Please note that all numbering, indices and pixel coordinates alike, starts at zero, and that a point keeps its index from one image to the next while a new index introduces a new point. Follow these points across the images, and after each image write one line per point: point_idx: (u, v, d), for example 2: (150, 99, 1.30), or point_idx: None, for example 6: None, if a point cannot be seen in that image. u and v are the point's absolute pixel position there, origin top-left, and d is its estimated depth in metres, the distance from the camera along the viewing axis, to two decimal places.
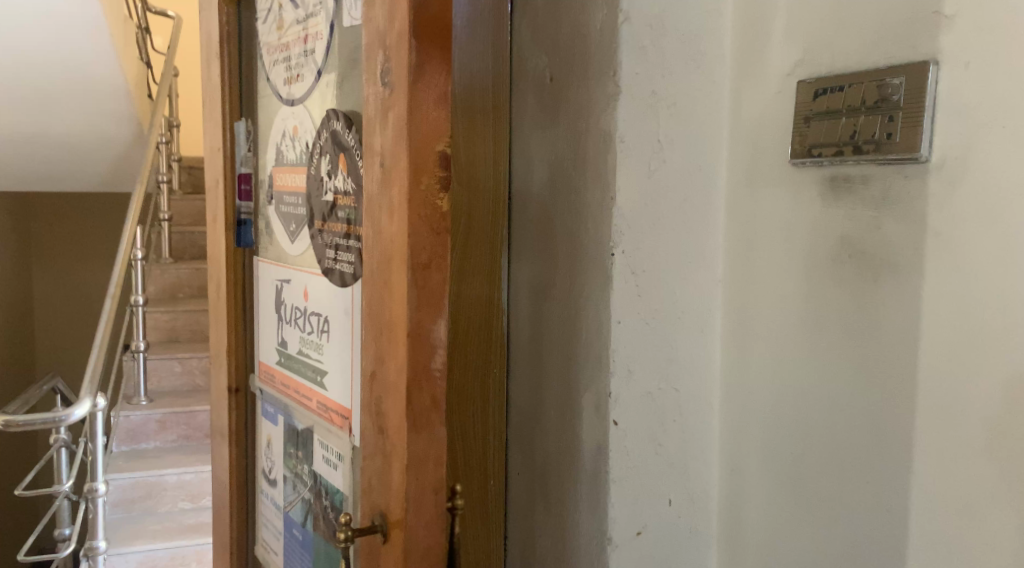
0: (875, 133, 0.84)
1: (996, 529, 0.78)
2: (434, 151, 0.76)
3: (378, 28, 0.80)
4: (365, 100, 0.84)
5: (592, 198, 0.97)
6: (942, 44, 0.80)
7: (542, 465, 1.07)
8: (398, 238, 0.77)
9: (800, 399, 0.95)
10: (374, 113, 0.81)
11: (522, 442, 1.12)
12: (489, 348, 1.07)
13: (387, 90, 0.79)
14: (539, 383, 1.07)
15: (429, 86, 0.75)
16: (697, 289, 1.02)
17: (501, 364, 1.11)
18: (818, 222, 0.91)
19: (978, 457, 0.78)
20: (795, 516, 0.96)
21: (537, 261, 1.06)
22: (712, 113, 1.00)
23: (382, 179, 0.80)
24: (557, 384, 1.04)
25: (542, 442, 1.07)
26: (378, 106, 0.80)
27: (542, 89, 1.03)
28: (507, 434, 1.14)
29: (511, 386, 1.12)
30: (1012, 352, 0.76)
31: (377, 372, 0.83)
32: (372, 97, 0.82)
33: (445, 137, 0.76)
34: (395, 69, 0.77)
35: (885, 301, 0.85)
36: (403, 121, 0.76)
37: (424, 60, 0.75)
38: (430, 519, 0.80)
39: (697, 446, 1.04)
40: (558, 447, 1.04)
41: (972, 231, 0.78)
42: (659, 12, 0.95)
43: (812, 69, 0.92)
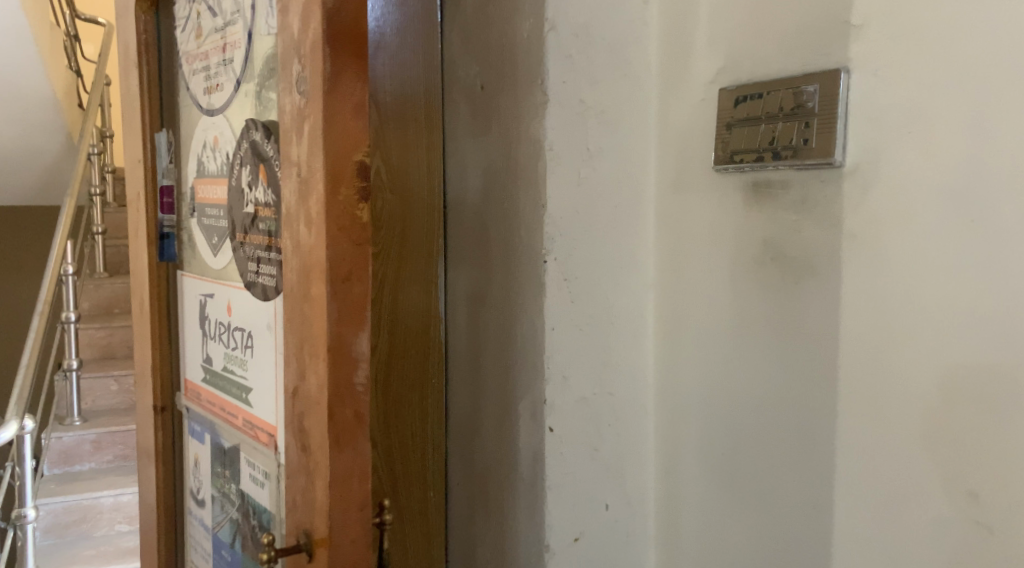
0: (793, 139, 0.86)
1: (915, 522, 0.80)
2: (352, 161, 0.75)
3: (294, 37, 0.78)
4: (281, 111, 0.82)
5: (525, 206, 0.97)
6: (855, 52, 0.82)
7: (481, 475, 1.07)
8: (316, 250, 0.76)
9: (730, 400, 0.96)
10: (291, 124, 0.79)
11: (461, 452, 1.11)
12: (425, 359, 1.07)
13: (302, 99, 0.77)
14: (475, 393, 1.07)
15: (345, 96, 0.75)
16: (629, 294, 1.03)
17: (438, 375, 1.10)
18: (744, 226, 0.93)
19: (897, 453, 0.80)
20: (729, 516, 0.97)
21: (471, 270, 1.06)
22: (639, 121, 1.02)
23: (299, 190, 0.79)
24: (494, 393, 1.04)
25: (480, 451, 1.07)
26: (293, 115, 0.79)
27: (473, 98, 1.04)
28: (447, 445, 1.13)
29: (450, 396, 1.12)
30: (925, 350, 0.78)
31: (298, 388, 0.81)
32: (288, 107, 0.80)
33: (364, 147, 0.76)
34: (310, 78, 0.76)
35: (807, 302, 0.87)
36: (319, 131, 0.75)
37: (340, 69, 0.74)
38: (356, 537, 0.79)
39: (633, 450, 1.05)
40: (497, 456, 1.04)
41: (886, 233, 0.80)
42: (584, 21, 0.95)
43: (734, 77, 0.93)
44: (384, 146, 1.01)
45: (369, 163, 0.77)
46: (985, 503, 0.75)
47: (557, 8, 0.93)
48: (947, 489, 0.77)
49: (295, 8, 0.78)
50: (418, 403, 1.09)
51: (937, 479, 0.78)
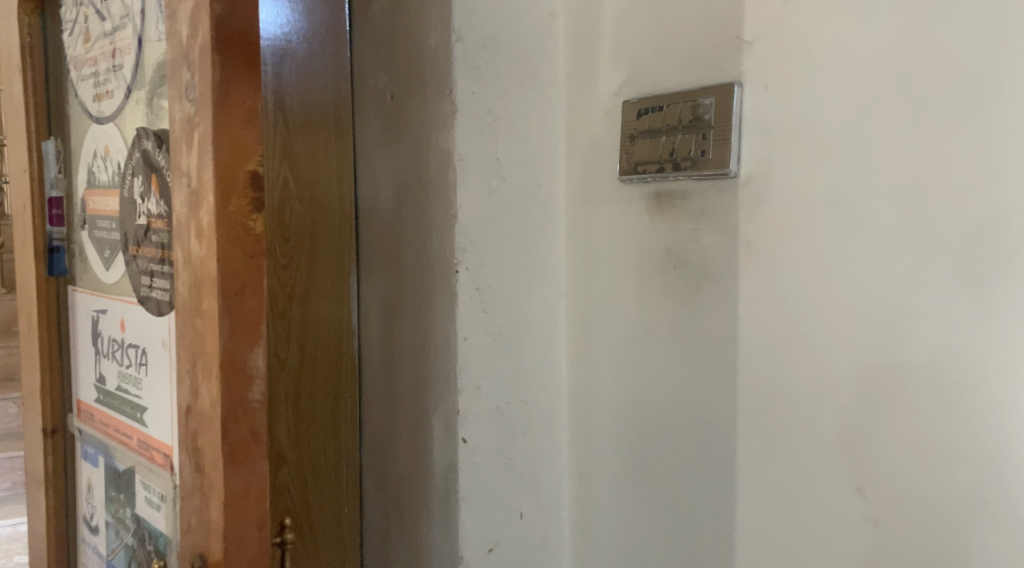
0: (691, 150, 0.88)
1: (809, 520, 0.83)
2: (243, 170, 0.74)
3: (182, 44, 0.76)
4: (171, 118, 0.79)
5: (437, 216, 0.97)
6: (749, 66, 0.85)
7: (396, 489, 1.06)
8: (208, 262, 0.74)
9: (640, 406, 0.98)
10: (181, 132, 0.77)
11: (376, 466, 1.09)
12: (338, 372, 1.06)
13: (191, 107, 0.75)
14: (389, 405, 1.05)
15: (236, 103, 0.73)
16: (540, 303, 1.03)
17: (352, 389, 1.08)
18: (649, 235, 0.95)
19: (795, 453, 0.83)
20: (640, 520, 0.99)
21: (383, 282, 1.05)
22: (548, 132, 1.02)
23: (189, 201, 0.76)
24: (407, 405, 1.03)
25: (394, 465, 1.06)
26: (183, 123, 0.76)
27: (382, 106, 1.03)
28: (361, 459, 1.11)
29: (364, 410, 1.10)
30: (819, 353, 0.81)
31: (190, 405, 0.79)
32: (179, 115, 0.77)
33: (257, 156, 0.74)
34: (199, 85, 0.74)
35: (709, 308, 0.89)
36: (208, 140, 0.73)
37: (230, 77, 0.73)
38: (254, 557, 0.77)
39: (547, 458, 1.05)
40: (411, 469, 1.03)
41: (780, 240, 0.83)
42: (491, 32, 0.96)
43: (636, 90, 0.95)
44: (292, 158, 1.01)
45: (262, 172, 0.75)
46: (872, 499, 0.78)
47: (462, 20, 0.93)
48: (839, 486, 0.80)
49: (183, 13, 0.76)
50: (330, 417, 1.07)
51: (830, 477, 0.81)
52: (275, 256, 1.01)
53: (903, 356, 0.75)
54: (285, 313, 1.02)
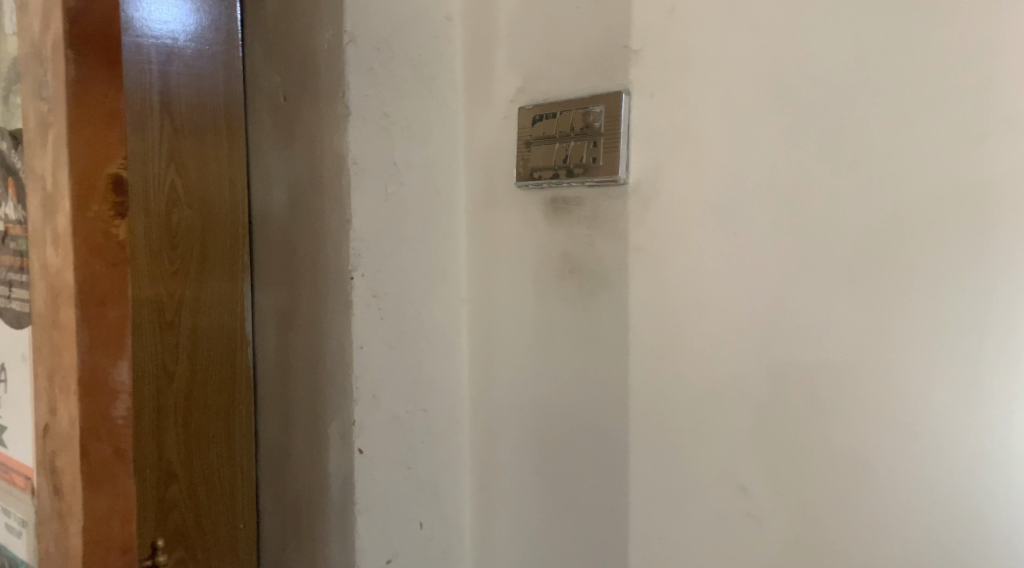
0: (583, 157, 0.89)
1: (697, 518, 0.84)
2: (105, 174, 0.79)
3: (34, 37, 0.79)
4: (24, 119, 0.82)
5: (331, 221, 0.94)
6: (638, 74, 0.86)
7: (293, 502, 1.02)
8: (65, 271, 0.78)
9: (538, 412, 0.98)
10: (34, 132, 0.79)
11: (272, 479, 1.05)
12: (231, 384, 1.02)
13: (44, 105, 0.78)
14: (285, 417, 1.02)
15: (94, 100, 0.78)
16: (440, 309, 1.02)
17: (247, 401, 1.05)
18: (545, 241, 0.95)
19: (685, 454, 0.85)
20: (539, 525, 0.99)
21: (278, 289, 1.01)
22: (446, 136, 1.01)
23: (43, 206, 0.80)
24: (303, 416, 1.00)
25: (291, 477, 1.02)
26: (36, 123, 0.79)
27: (276, 108, 0.99)
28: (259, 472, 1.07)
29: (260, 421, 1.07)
30: (706, 356, 0.82)
31: (48, 423, 0.82)
32: (32, 113, 0.80)
33: (119, 159, 0.80)
34: (52, 82, 0.77)
35: (603, 313, 0.90)
36: (63, 139, 0.77)
37: (88, 76, 0.78)
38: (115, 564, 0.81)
39: (447, 467, 1.04)
40: (308, 481, 0.99)
41: (667, 245, 0.84)
42: (385, 34, 0.94)
43: (531, 96, 0.95)
44: (180, 159, 0.96)
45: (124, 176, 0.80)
46: (752, 495, 0.80)
47: (355, 20, 0.91)
48: (724, 484, 0.82)
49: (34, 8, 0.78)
50: (223, 429, 1.02)
51: (718, 476, 0.82)
52: (162, 263, 0.95)
53: (786, 357, 0.77)
54: (172, 323, 0.96)
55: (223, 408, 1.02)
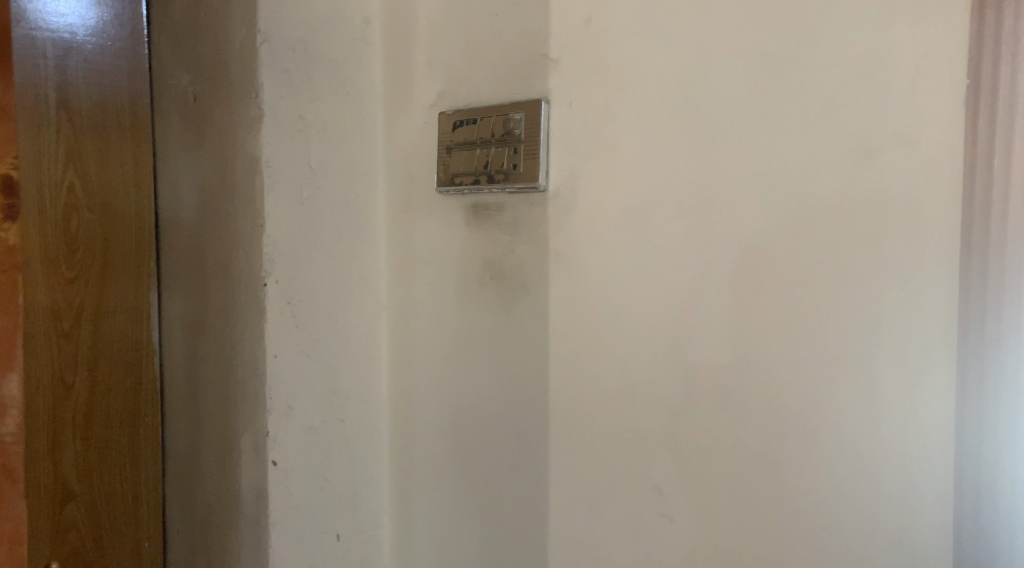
0: (503, 164, 0.89)
1: (615, 521, 0.85)
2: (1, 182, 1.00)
3: None
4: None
5: (243, 225, 0.90)
6: (558, 83, 0.86)
7: (202, 519, 0.97)
8: None
9: (458, 419, 0.97)
10: None
11: (181, 497, 1.00)
12: (138, 394, 0.99)
13: None
14: (195, 430, 0.97)
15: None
16: (359, 315, 1.00)
17: (154, 413, 1.00)
18: (466, 246, 0.95)
19: (604, 459, 0.85)
20: (458, 533, 0.97)
21: (187, 296, 0.97)
22: (365, 140, 0.99)
23: None
24: (214, 428, 0.95)
25: (201, 492, 0.97)
26: None
27: (186, 109, 0.95)
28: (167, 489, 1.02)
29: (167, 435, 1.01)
30: (624, 362, 0.83)
31: None
32: None
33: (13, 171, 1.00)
34: None
35: (523, 318, 0.90)
36: None
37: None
38: None
39: (365, 477, 1.01)
40: (219, 496, 0.95)
41: (586, 252, 0.85)
42: (301, 35, 0.91)
43: (452, 101, 0.95)
44: (80, 161, 0.95)
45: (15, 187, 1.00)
46: (667, 497, 0.81)
47: (269, 20, 0.88)
48: (638, 486, 0.83)
49: None
50: (128, 445, 0.99)
51: (634, 479, 0.83)
52: (60, 269, 0.96)
53: (701, 363, 0.78)
54: (70, 332, 0.96)
55: (128, 420, 0.99)
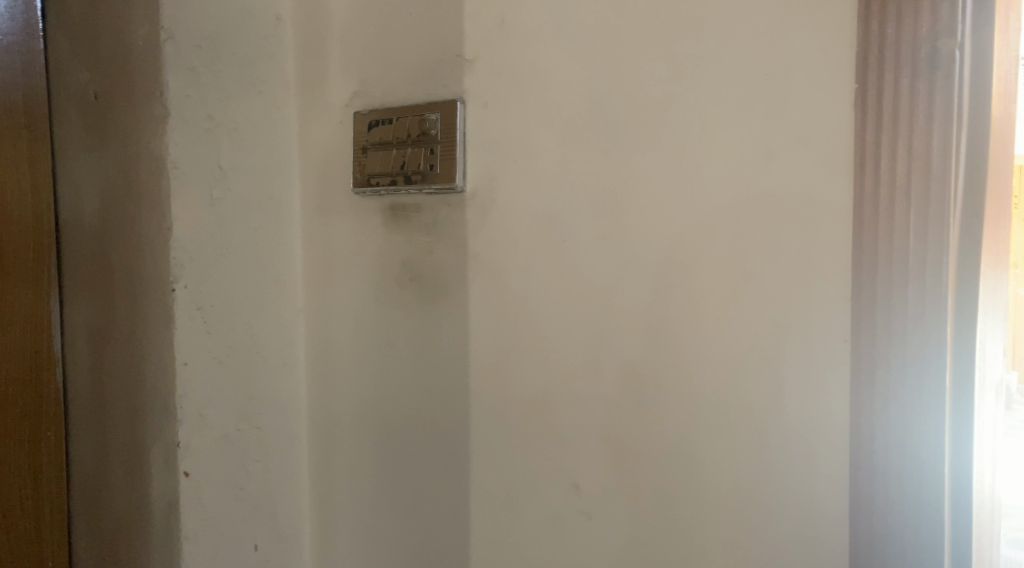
0: (420, 164, 0.88)
1: (534, 520, 0.85)
2: None
3: None
4: None
5: (148, 228, 0.86)
6: (473, 84, 0.86)
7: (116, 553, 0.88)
8: None
9: (378, 423, 0.95)
10: None
11: (90, 533, 0.90)
12: (37, 420, 0.87)
13: None
14: (105, 458, 0.88)
15: None
16: (275, 319, 0.97)
17: (54, 443, 0.89)
18: (384, 248, 0.93)
19: (522, 458, 0.85)
20: (381, 537, 0.96)
21: (94, 310, 0.87)
22: (279, 141, 0.96)
23: None
24: (126, 450, 0.87)
25: (116, 524, 0.88)
26: None
27: (86, 106, 0.86)
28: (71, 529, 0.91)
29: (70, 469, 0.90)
30: (541, 362, 0.84)
31: None
32: None
33: None
34: None
35: (441, 320, 0.90)
36: None
37: None
38: None
39: (283, 484, 0.99)
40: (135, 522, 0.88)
41: (504, 253, 0.85)
42: (209, 32, 0.88)
43: (367, 101, 0.93)
44: None
45: None
46: (586, 494, 0.82)
47: (173, 16, 0.85)
48: (556, 484, 0.84)
49: None
50: (26, 482, 0.87)
51: (553, 477, 0.84)
52: None
53: (611, 361, 0.80)
54: None
55: (26, 451, 0.87)
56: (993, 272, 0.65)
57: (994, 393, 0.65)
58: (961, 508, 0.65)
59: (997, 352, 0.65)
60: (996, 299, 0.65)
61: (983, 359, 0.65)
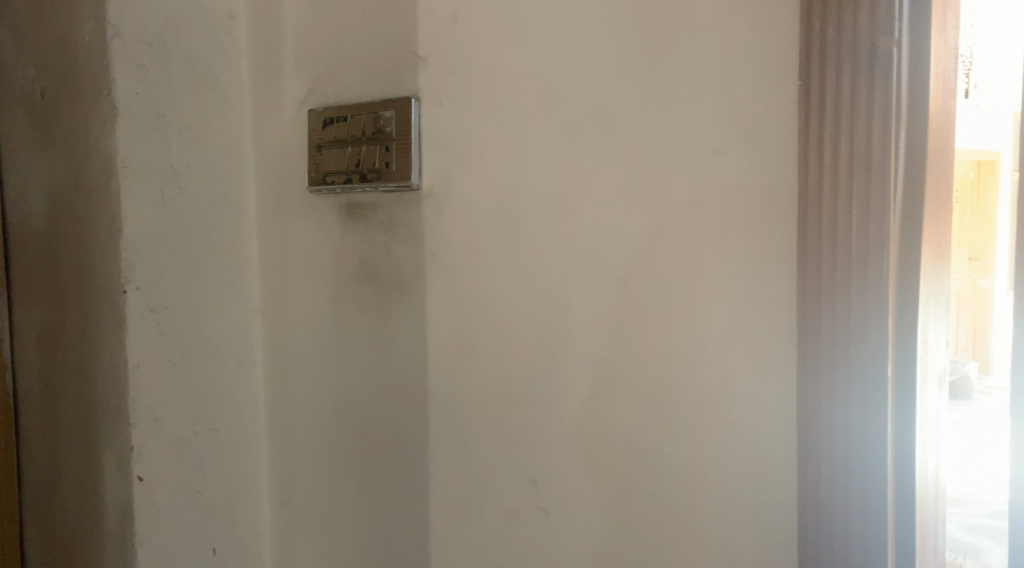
0: (375, 162, 0.88)
1: (493, 517, 0.85)
2: None
3: None
4: None
5: (99, 228, 0.83)
6: (426, 81, 0.86)
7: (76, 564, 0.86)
8: None
9: (337, 422, 0.95)
10: None
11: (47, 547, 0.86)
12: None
13: None
14: (62, 468, 0.85)
15: None
16: (231, 320, 0.96)
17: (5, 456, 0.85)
18: (341, 246, 0.93)
19: (481, 455, 0.85)
20: (341, 538, 0.96)
21: (47, 315, 0.84)
22: (233, 139, 0.95)
23: None
24: (80, 457, 0.85)
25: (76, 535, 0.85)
26: None
27: (33, 102, 0.82)
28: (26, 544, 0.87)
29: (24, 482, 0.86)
30: (498, 359, 0.84)
31: None
32: None
33: None
34: None
35: (399, 318, 0.89)
36: None
37: None
38: None
39: (242, 486, 0.98)
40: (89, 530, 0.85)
41: (460, 250, 0.85)
42: (157, 28, 0.86)
43: (321, 99, 0.93)
44: None
45: None
46: (543, 491, 0.82)
47: (120, 13, 0.83)
48: (514, 481, 0.84)
49: None
50: None
51: (512, 473, 0.84)
52: None
53: (567, 357, 0.80)
54: None
55: None
56: (935, 267, 0.66)
57: (935, 383, 0.66)
58: (905, 496, 0.66)
59: (939, 342, 0.66)
60: (938, 291, 0.66)
61: (926, 349, 0.66)
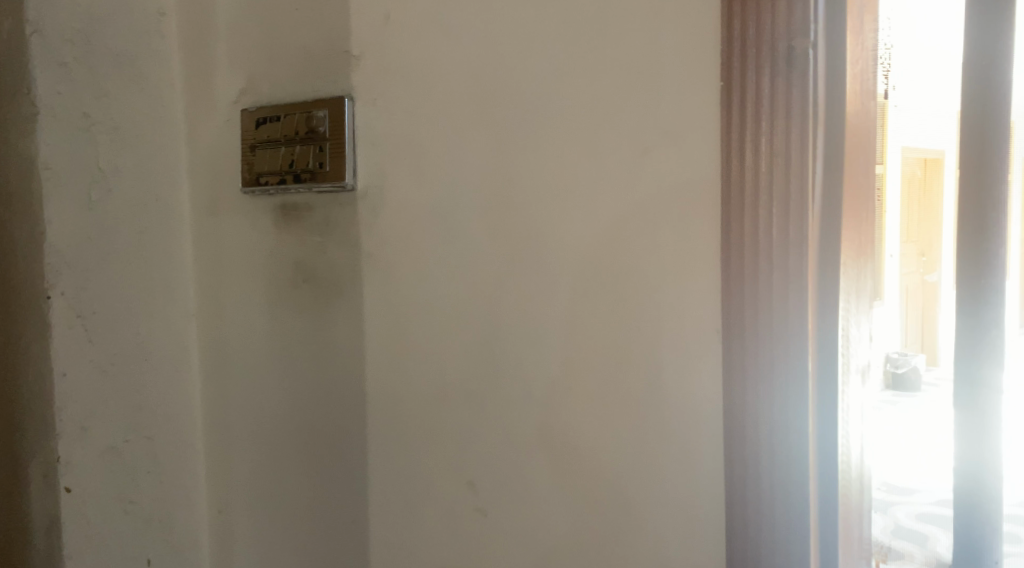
0: (309, 162, 0.86)
1: (434, 519, 0.85)
2: None
3: None
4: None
5: (20, 232, 0.80)
6: (360, 81, 0.85)
7: None
8: None
9: (274, 426, 0.93)
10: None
11: None
12: None
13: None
14: None
15: None
16: (165, 324, 0.93)
17: None
18: (276, 248, 0.91)
19: (421, 457, 0.85)
20: (280, 544, 0.94)
21: None
22: (165, 139, 0.93)
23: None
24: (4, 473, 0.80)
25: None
26: None
27: None
28: None
29: None
30: (436, 360, 0.83)
31: None
32: None
33: None
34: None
35: (336, 320, 0.88)
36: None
37: None
38: None
39: (178, 494, 0.96)
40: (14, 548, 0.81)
41: (397, 251, 0.84)
42: (82, 25, 0.83)
43: (255, 98, 0.91)
44: None
45: None
46: (482, 491, 0.82)
47: (39, 8, 0.80)
48: (453, 481, 0.84)
49: None
50: None
51: (451, 474, 0.84)
52: None
53: (504, 357, 0.80)
54: None
55: None
56: (856, 264, 0.67)
57: (857, 376, 0.67)
58: (831, 488, 0.68)
59: (862, 336, 0.67)
60: (858, 288, 0.67)
61: (847, 344, 0.67)
